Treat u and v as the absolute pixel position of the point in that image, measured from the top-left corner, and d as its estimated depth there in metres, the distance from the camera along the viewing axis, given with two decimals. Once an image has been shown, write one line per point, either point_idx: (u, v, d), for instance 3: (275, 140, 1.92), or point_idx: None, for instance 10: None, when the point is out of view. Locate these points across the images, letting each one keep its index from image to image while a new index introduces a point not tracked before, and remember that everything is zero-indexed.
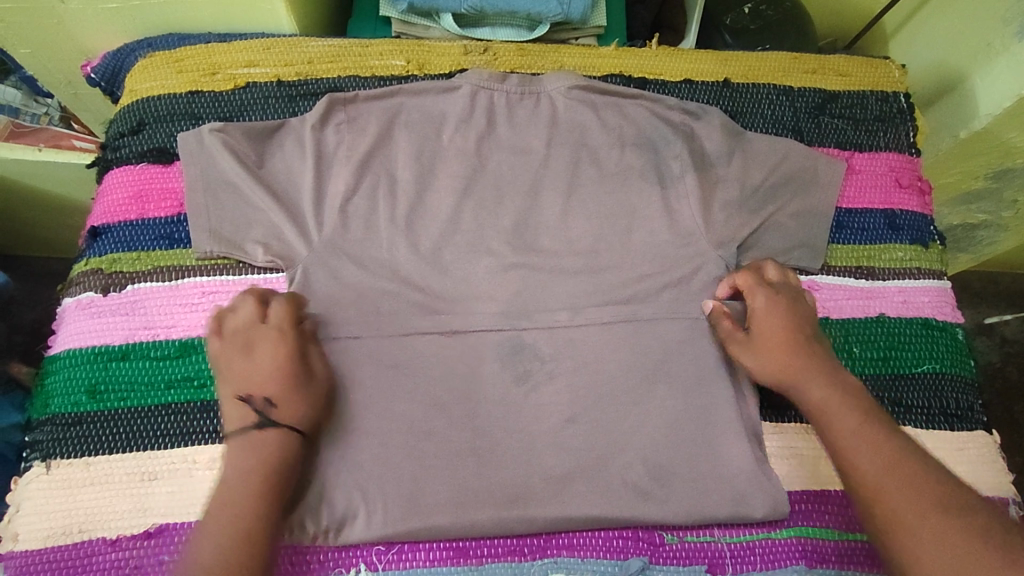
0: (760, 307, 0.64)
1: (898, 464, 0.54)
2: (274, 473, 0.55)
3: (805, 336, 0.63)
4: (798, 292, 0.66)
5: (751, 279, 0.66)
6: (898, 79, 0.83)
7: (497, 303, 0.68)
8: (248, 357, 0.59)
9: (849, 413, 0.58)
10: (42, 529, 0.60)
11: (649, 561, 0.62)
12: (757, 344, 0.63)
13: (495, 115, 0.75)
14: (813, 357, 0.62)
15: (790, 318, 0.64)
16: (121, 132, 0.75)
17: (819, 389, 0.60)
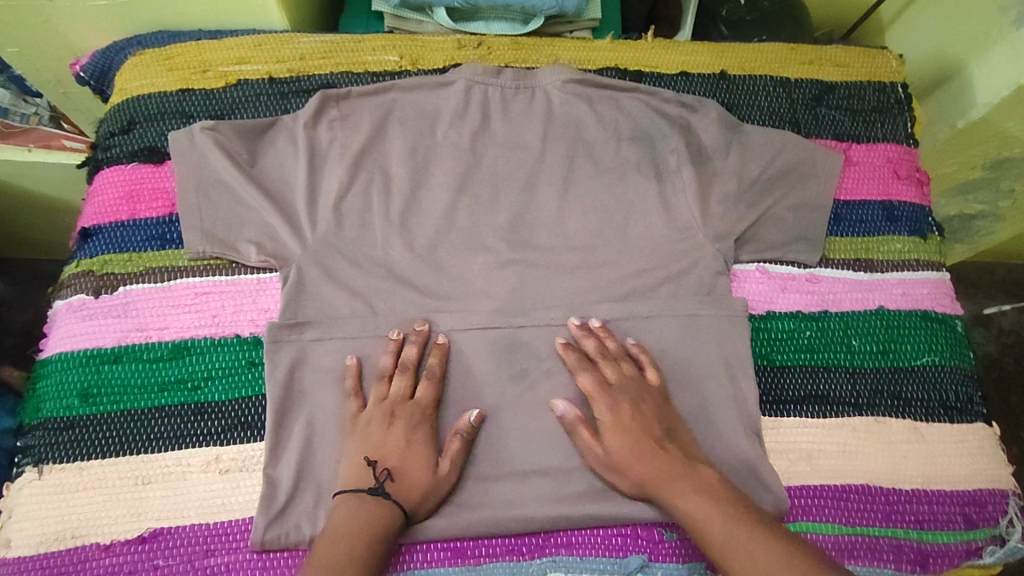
0: (609, 418, 0.61)
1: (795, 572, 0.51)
2: (379, 536, 0.55)
3: (657, 438, 0.60)
4: (636, 386, 0.63)
5: (597, 382, 0.63)
6: (895, 70, 0.82)
7: (493, 301, 0.67)
8: (400, 427, 0.61)
9: (716, 523, 0.55)
10: (34, 535, 0.59)
11: (648, 558, 0.61)
12: (616, 462, 0.60)
13: (490, 110, 0.74)
14: (665, 460, 0.59)
15: (635, 422, 0.61)
16: (111, 131, 0.74)
17: (688, 503, 0.57)
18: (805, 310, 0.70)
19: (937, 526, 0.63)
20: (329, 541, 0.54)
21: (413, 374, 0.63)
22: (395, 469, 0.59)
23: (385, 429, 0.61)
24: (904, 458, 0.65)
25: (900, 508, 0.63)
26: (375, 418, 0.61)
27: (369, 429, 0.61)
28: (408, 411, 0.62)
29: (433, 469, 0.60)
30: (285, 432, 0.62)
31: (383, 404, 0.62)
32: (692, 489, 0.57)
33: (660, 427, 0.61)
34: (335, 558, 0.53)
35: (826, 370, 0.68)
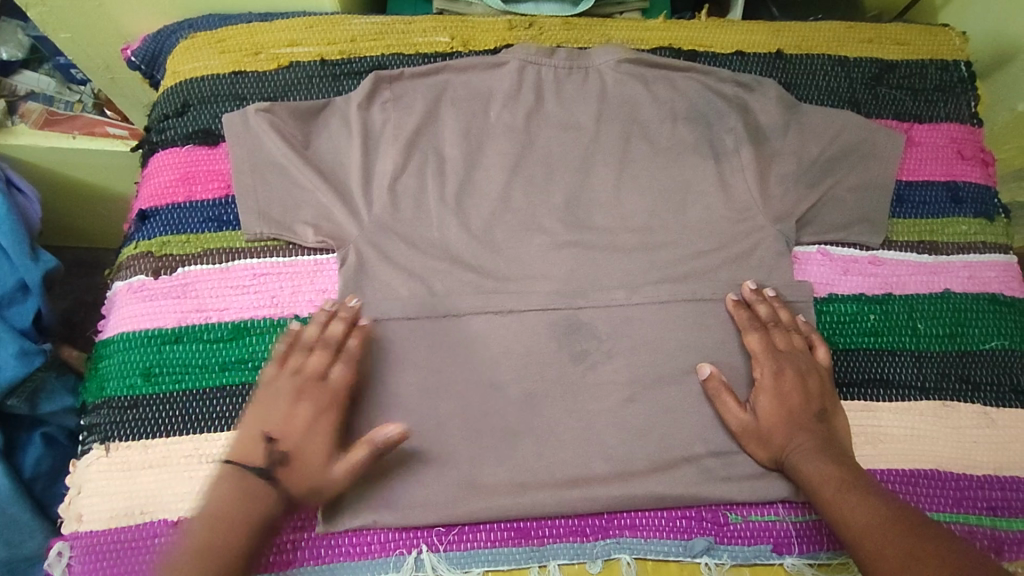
0: (768, 383, 0.62)
1: (881, 510, 0.52)
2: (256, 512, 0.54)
3: (812, 415, 0.60)
4: (805, 359, 0.63)
5: (763, 343, 0.63)
6: (959, 47, 0.80)
7: (552, 281, 0.67)
8: (306, 407, 0.58)
9: (840, 479, 0.55)
10: (103, 511, 0.59)
11: (713, 541, 0.60)
12: (761, 428, 0.60)
13: (544, 91, 0.74)
14: (810, 430, 0.60)
15: (793, 391, 0.61)
16: (166, 113, 0.75)
17: (819, 463, 0.57)
18: (868, 292, 0.69)
19: (1007, 512, 0.62)
20: (212, 522, 0.53)
21: (332, 352, 0.61)
22: (290, 454, 0.56)
23: (291, 407, 0.58)
24: (974, 444, 0.64)
25: (970, 494, 0.62)
26: (285, 390, 0.59)
27: (272, 400, 0.58)
28: (318, 391, 0.59)
29: (328, 459, 0.57)
30: (342, 412, 0.62)
31: (295, 377, 0.59)
32: (799, 449, 0.59)
33: (818, 405, 0.61)
34: (215, 543, 0.52)
35: (891, 354, 0.67)
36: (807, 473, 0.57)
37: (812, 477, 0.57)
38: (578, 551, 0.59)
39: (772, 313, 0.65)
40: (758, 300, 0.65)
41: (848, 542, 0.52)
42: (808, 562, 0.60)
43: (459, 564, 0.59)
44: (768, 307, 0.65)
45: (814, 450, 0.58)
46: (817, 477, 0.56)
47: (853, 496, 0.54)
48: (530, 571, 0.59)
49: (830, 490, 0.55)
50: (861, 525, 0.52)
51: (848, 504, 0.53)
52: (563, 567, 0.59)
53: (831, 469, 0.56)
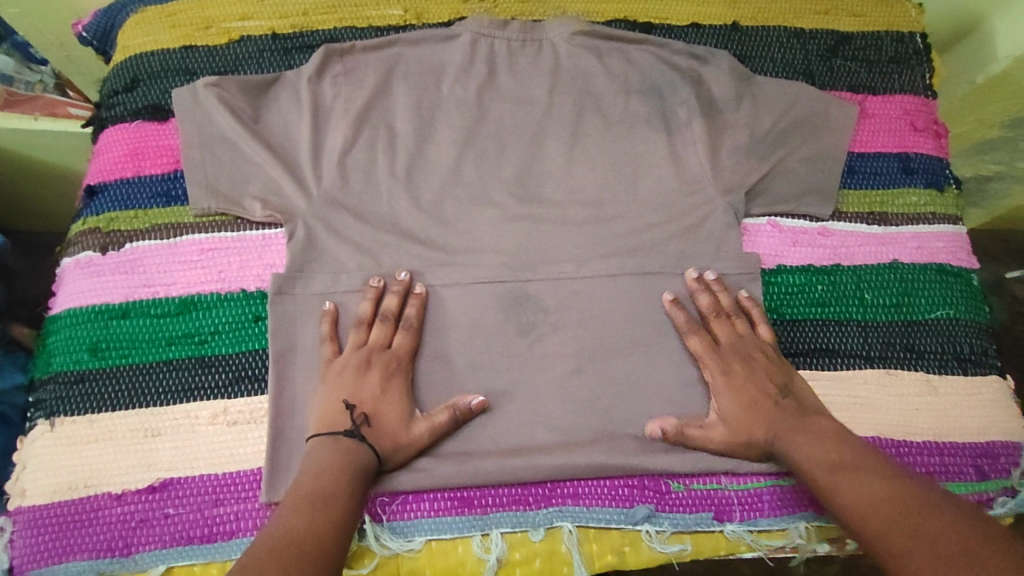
0: (719, 378, 0.62)
1: (886, 488, 0.52)
2: (346, 476, 0.55)
3: (773, 396, 0.61)
4: (751, 343, 0.63)
5: (706, 343, 0.63)
6: (915, 19, 0.79)
7: (501, 254, 0.67)
8: (376, 373, 0.60)
9: (835, 460, 0.55)
10: (47, 484, 0.60)
11: (655, 509, 0.61)
12: (733, 428, 0.60)
13: (496, 63, 0.73)
14: (784, 411, 0.60)
15: (746, 382, 0.61)
16: (115, 89, 0.74)
17: (808, 443, 0.57)
18: (816, 263, 0.69)
19: (946, 476, 0.63)
20: (313, 476, 0.54)
21: (392, 323, 0.63)
22: (372, 416, 0.59)
23: (361, 376, 0.60)
24: (915, 411, 0.65)
25: (909, 460, 0.63)
26: (350, 364, 0.61)
27: (343, 374, 0.60)
28: (383, 358, 0.61)
29: (404, 421, 0.59)
30: (289, 383, 0.62)
31: (361, 350, 0.62)
32: (782, 433, 0.59)
33: (775, 383, 0.61)
34: (320, 492, 0.53)
35: (837, 324, 0.67)
36: (800, 455, 0.57)
37: (804, 461, 0.56)
38: (520, 520, 0.60)
39: (713, 303, 0.65)
40: (698, 291, 0.65)
41: (849, 526, 0.52)
42: (747, 528, 0.61)
43: (403, 533, 0.60)
44: (709, 296, 0.65)
45: (800, 433, 0.58)
46: (809, 461, 0.56)
47: (846, 478, 0.53)
48: (472, 539, 0.60)
49: (822, 473, 0.55)
50: (869, 509, 0.51)
51: (843, 489, 0.53)
52: (506, 535, 0.60)
53: (823, 451, 0.56)
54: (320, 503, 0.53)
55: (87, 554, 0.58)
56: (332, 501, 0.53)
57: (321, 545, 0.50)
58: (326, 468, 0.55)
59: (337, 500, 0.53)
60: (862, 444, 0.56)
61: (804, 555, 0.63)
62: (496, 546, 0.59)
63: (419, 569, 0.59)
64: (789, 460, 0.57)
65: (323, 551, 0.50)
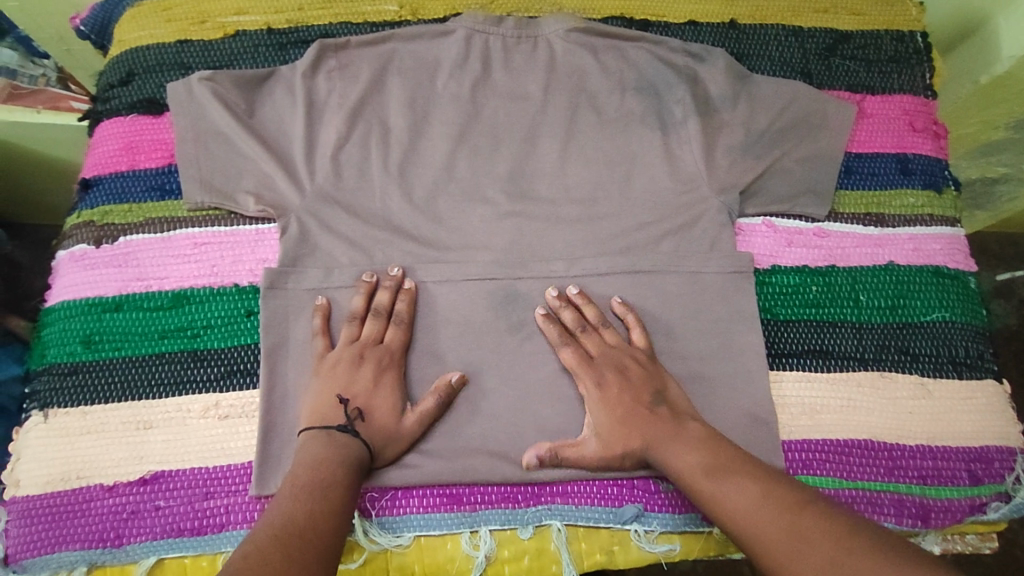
0: (595, 390, 0.60)
1: (756, 488, 0.51)
2: (342, 470, 0.53)
3: (646, 404, 0.59)
4: (615, 355, 0.62)
5: (578, 356, 0.62)
6: (915, 18, 0.79)
7: (493, 252, 0.66)
8: (369, 369, 0.60)
9: (697, 466, 0.54)
10: (41, 475, 0.60)
11: (644, 508, 0.61)
12: (610, 440, 0.59)
13: (491, 60, 0.73)
14: (662, 417, 0.58)
15: (616, 391, 0.60)
16: (111, 82, 0.74)
17: (676, 450, 0.56)
18: (812, 264, 0.69)
19: (938, 481, 0.62)
20: (310, 467, 0.53)
21: (384, 318, 0.63)
22: (365, 410, 0.58)
23: (355, 369, 0.60)
24: (909, 414, 0.64)
25: (902, 464, 0.63)
26: (343, 358, 0.60)
27: (337, 368, 0.60)
28: (377, 354, 0.61)
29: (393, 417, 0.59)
30: (280, 378, 0.62)
31: (353, 345, 0.61)
32: (657, 441, 0.57)
33: (648, 392, 0.60)
34: (317, 482, 0.51)
35: (832, 325, 0.67)
36: (671, 463, 0.56)
37: (675, 468, 0.56)
38: (508, 518, 0.60)
39: (578, 318, 0.63)
40: (562, 307, 0.64)
41: (735, 532, 0.50)
42: None
43: (391, 529, 0.60)
44: (571, 311, 0.64)
45: (674, 441, 0.57)
46: (681, 469, 0.55)
47: (722, 484, 0.52)
48: (461, 536, 0.60)
49: (700, 480, 0.54)
50: (740, 510, 0.50)
51: (720, 495, 0.52)
52: (495, 533, 0.60)
53: (699, 459, 0.55)
54: (320, 491, 0.51)
55: (79, 545, 0.59)
56: (330, 491, 0.51)
57: (316, 528, 0.48)
58: (321, 460, 0.54)
59: (336, 491, 0.52)
60: (732, 448, 0.56)
61: None
62: (485, 543, 0.59)
63: (408, 565, 0.60)
64: (664, 467, 0.56)
65: (321, 537, 0.47)
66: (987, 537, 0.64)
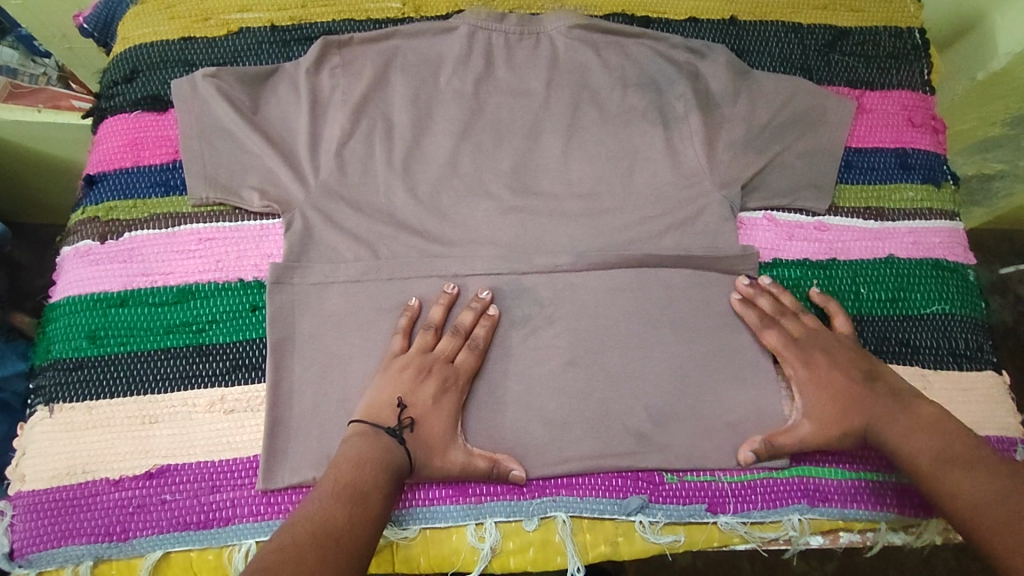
0: (801, 372, 0.62)
1: (991, 482, 0.51)
2: (381, 476, 0.54)
3: (858, 381, 0.61)
4: (826, 337, 0.64)
5: (783, 338, 0.64)
6: (913, 14, 0.79)
7: (498, 247, 0.67)
8: (432, 385, 0.60)
9: (937, 455, 0.54)
10: (47, 470, 0.60)
11: (648, 499, 0.61)
12: (821, 417, 0.60)
13: (494, 56, 0.73)
14: (884, 396, 0.60)
15: (829, 369, 0.62)
16: (114, 80, 0.74)
17: (922, 434, 0.56)
18: (812, 258, 0.69)
19: None
20: (355, 465, 0.54)
21: (438, 332, 0.63)
22: (418, 420, 0.58)
23: (419, 380, 0.60)
24: None
25: None
26: (411, 365, 0.61)
27: (402, 373, 0.60)
28: (444, 371, 0.61)
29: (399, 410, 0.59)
30: (284, 371, 0.63)
31: (426, 355, 0.61)
32: (879, 421, 0.59)
33: (857, 370, 0.61)
34: (358, 486, 0.52)
35: (833, 318, 0.67)
36: (904, 445, 0.56)
37: (908, 450, 0.56)
38: (514, 510, 0.60)
39: (775, 304, 0.65)
40: (759, 294, 0.65)
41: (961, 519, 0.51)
42: (741, 520, 0.61)
43: (398, 521, 0.60)
44: (770, 299, 0.65)
45: (902, 422, 0.57)
46: (920, 455, 0.55)
47: (956, 472, 0.52)
48: (466, 528, 0.60)
49: (929, 465, 0.54)
50: (977, 504, 0.50)
51: (954, 481, 0.52)
52: (500, 524, 0.60)
53: (936, 446, 0.55)
54: (356, 496, 0.52)
55: (86, 539, 0.59)
56: (368, 498, 0.52)
57: (353, 536, 0.49)
58: (369, 460, 0.54)
59: (374, 498, 0.52)
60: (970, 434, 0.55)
61: (798, 548, 0.62)
62: (490, 535, 0.60)
63: (413, 557, 0.60)
64: (890, 447, 0.57)
65: (353, 547, 0.49)
66: None
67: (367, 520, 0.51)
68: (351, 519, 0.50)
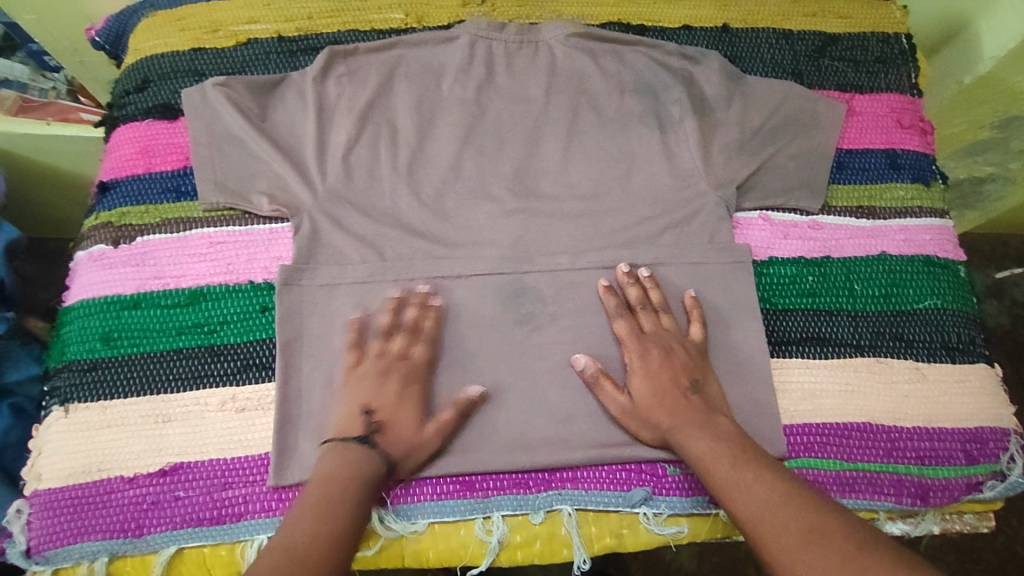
0: (638, 364, 0.63)
1: (772, 485, 0.54)
2: (353, 486, 0.55)
3: (683, 389, 0.61)
4: (672, 338, 0.64)
5: (631, 328, 0.64)
6: (900, 21, 0.82)
7: (500, 248, 0.69)
8: None
9: (723, 458, 0.57)
10: (63, 468, 0.62)
11: (651, 492, 0.63)
12: (639, 410, 0.61)
13: (494, 64, 0.76)
14: (695, 405, 0.61)
15: (663, 368, 0.62)
16: (126, 90, 0.76)
17: (703, 439, 0.58)
18: (807, 255, 0.71)
19: (934, 461, 0.64)
20: (323, 482, 0.56)
21: (407, 334, 0.64)
22: None
23: (383, 383, 0.61)
24: (905, 398, 0.66)
25: (899, 445, 0.65)
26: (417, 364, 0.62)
27: (362, 381, 0.61)
28: None
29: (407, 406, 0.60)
30: (294, 369, 0.64)
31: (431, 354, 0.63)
32: (679, 425, 0.60)
33: (687, 378, 0.62)
34: (326, 500, 0.54)
35: (828, 314, 0.69)
36: (693, 448, 0.58)
37: (696, 454, 0.58)
38: (520, 503, 0.62)
39: (642, 298, 0.66)
40: (629, 283, 0.66)
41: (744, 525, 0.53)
42: None
43: (406, 516, 0.61)
44: (638, 290, 0.66)
45: (692, 428, 0.59)
46: (707, 460, 0.57)
47: (745, 474, 0.55)
48: (474, 522, 0.61)
49: (718, 466, 0.56)
50: (762, 512, 0.52)
51: (742, 485, 0.54)
52: (507, 518, 0.62)
53: (716, 449, 0.57)
54: (321, 510, 0.53)
55: (101, 535, 0.60)
56: (336, 513, 0.54)
57: (323, 551, 0.51)
58: (331, 476, 0.56)
59: (342, 509, 0.54)
60: (755, 446, 0.58)
61: None
62: (497, 528, 0.61)
63: (422, 551, 0.61)
64: (684, 453, 0.59)
65: (322, 558, 0.51)
66: (984, 515, 0.66)
67: (340, 534, 0.53)
68: (313, 533, 0.52)
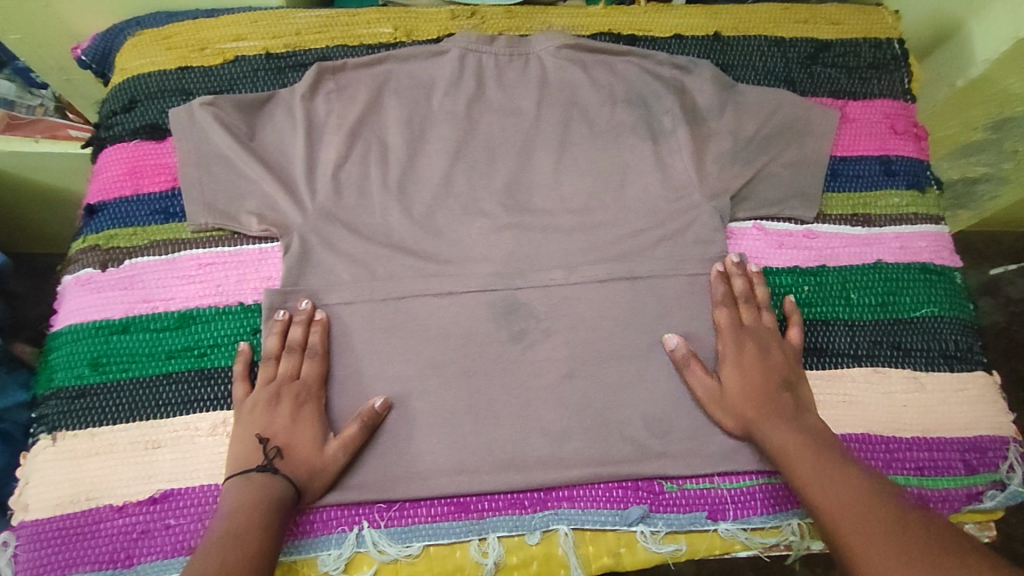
0: (732, 354, 0.64)
1: (850, 481, 0.52)
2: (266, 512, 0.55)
3: (776, 386, 0.62)
4: (768, 335, 0.65)
5: (731, 318, 0.65)
6: (891, 25, 0.82)
7: (492, 263, 0.68)
8: None
9: (806, 450, 0.56)
10: (51, 498, 0.61)
11: (649, 509, 0.62)
12: (726, 399, 0.62)
13: (484, 77, 0.75)
14: (786, 402, 0.61)
15: (758, 364, 0.63)
16: (114, 110, 0.75)
17: (789, 431, 0.58)
18: (802, 265, 0.71)
19: (935, 471, 0.64)
20: (227, 516, 0.54)
21: (299, 353, 0.63)
22: None
23: (270, 411, 0.61)
24: (903, 408, 0.66)
25: (899, 456, 0.64)
26: None
27: (254, 411, 0.61)
28: None
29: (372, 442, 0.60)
30: None
31: None
32: (761, 419, 0.60)
33: (779, 377, 0.63)
34: (231, 531, 0.53)
35: (824, 324, 0.68)
36: (772, 441, 0.58)
37: (777, 446, 0.58)
38: (516, 524, 0.61)
39: (747, 289, 0.67)
40: (736, 275, 0.67)
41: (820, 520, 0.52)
42: (741, 527, 0.62)
43: (401, 539, 0.60)
44: (745, 282, 0.67)
45: (776, 421, 0.59)
46: (790, 451, 0.57)
47: (829, 470, 0.54)
48: (470, 543, 0.61)
49: (797, 459, 0.56)
50: (841, 503, 0.51)
51: (825, 480, 0.53)
52: (503, 539, 0.61)
53: (796, 443, 0.57)
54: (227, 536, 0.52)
55: (90, 566, 0.59)
56: (244, 538, 0.52)
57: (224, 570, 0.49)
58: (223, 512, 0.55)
59: (252, 534, 0.53)
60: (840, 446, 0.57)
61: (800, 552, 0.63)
62: (493, 550, 0.60)
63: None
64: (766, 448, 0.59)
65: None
66: (985, 525, 0.66)
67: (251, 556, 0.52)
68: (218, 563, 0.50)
